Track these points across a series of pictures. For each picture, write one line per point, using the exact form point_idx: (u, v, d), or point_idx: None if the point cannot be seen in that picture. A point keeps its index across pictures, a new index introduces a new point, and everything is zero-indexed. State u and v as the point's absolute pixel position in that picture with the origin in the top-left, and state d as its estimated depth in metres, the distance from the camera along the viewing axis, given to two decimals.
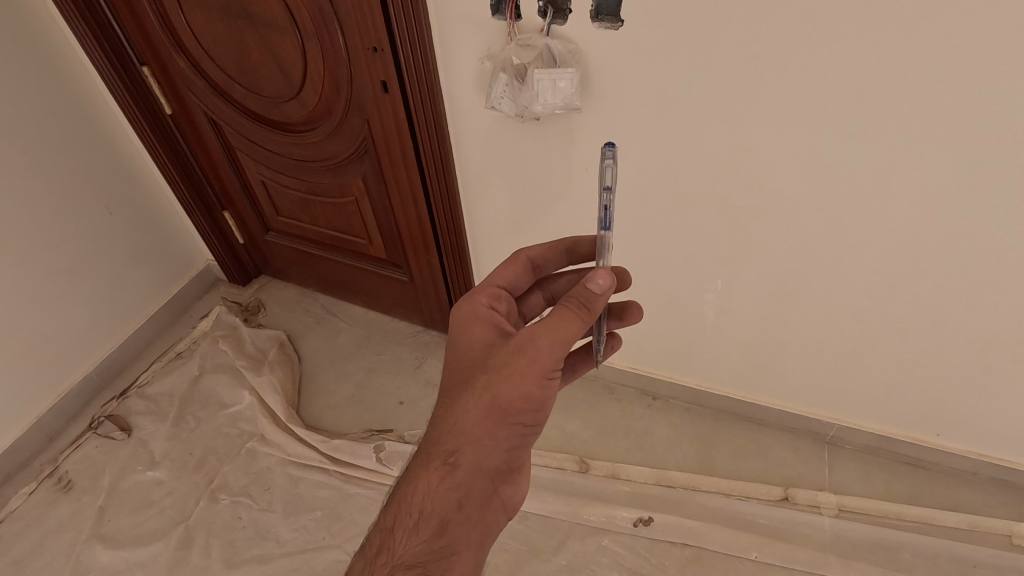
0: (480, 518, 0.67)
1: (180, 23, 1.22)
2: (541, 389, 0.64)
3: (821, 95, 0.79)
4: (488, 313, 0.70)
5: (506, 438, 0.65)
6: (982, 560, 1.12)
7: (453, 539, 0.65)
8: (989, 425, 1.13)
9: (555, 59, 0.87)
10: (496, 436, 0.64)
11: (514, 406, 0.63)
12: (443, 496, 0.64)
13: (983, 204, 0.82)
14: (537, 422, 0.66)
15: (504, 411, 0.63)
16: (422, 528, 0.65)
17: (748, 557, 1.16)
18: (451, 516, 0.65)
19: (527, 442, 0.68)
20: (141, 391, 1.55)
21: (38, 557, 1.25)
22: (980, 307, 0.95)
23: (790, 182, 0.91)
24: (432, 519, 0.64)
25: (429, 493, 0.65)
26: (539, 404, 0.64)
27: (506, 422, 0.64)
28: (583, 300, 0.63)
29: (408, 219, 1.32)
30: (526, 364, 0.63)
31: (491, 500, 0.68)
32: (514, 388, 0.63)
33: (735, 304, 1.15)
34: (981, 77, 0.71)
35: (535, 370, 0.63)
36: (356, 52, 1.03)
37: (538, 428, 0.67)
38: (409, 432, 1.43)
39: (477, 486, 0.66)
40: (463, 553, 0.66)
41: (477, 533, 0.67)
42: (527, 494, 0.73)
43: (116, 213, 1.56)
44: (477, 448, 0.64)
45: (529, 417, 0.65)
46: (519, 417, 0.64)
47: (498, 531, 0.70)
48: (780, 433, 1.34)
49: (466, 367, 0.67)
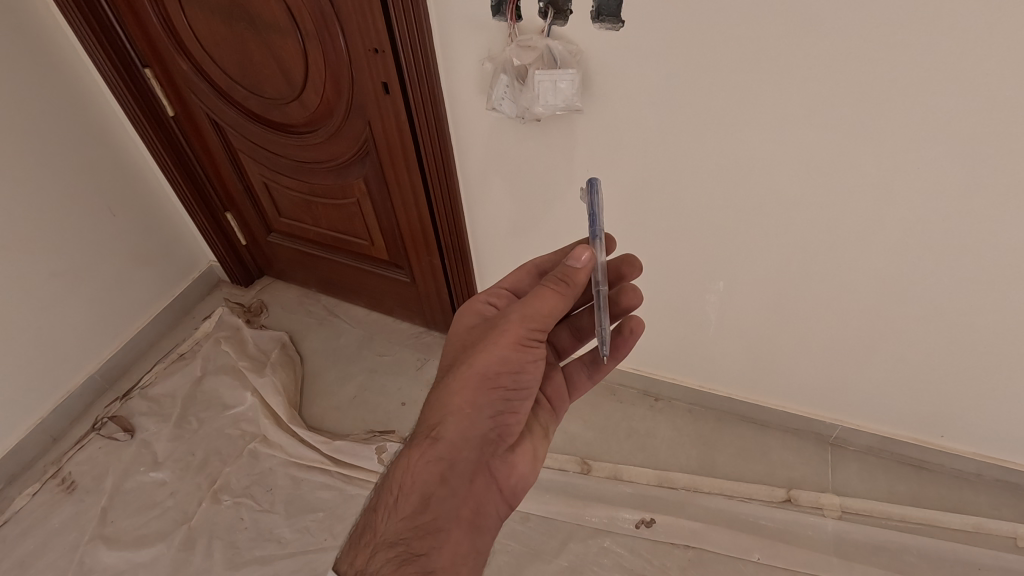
0: (466, 493, 0.68)
1: (182, 25, 1.23)
2: (518, 354, 0.68)
3: (824, 95, 0.79)
4: (481, 310, 0.78)
5: (488, 405, 0.68)
6: (986, 563, 1.11)
7: (437, 514, 0.65)
8: (993, 426, 1.13)
9: (555, 60, 0.86)
10: (478, 404, 0.67)
11: (493, 371, 0.67)
12: (427, 470, 0.65)
13: (987, 204, 0.82)
14: (519, 389, 0.69)
15: (484, 378, 0.67)
16: (404, 504, 0.65)
17: (751, 559, 1.15)
18: (434, 489, 0.65)
19: (510, 413, 0.70)
20: (144, 391, 1.56)
21: (42, 558, 1.26)
22: (984, 308, 0.94)
23: (792, 183, 0.91)
24: (415, 494, 0.65)
25: (412, 469, 0.65)
26: (517, 369, 0.69)
27: (487, 389, 0.67)
28: (561, 275, 0.68)
29: (410, 219, 1.32)
30: (502, 333, 0.68)
31: (478, 475, 0.69)
32: (491, 356, 0.67)
33: (738, 305, 1.15)
34: (985, 76, 0.70)
35: (509, 337, 0.68)
36: (357, 54, 1.03)
37: (521, 398, 0.71)
38: (410, 433, 1.43)
39: (461, 459, 0.67)
40: (449, 530, 0.66)
41: (465, 511, 0.67)
42: (519, 475, 0.73)
43: (120, 214, 1.57)
44: (460, 418, 0.66)
45: (509, 383, 0.68)
46: (497, 382, 0.67)
47: (490, 513, 0.70)
48: (783, 434, 1.34)
49: (452, 349, 0.73)
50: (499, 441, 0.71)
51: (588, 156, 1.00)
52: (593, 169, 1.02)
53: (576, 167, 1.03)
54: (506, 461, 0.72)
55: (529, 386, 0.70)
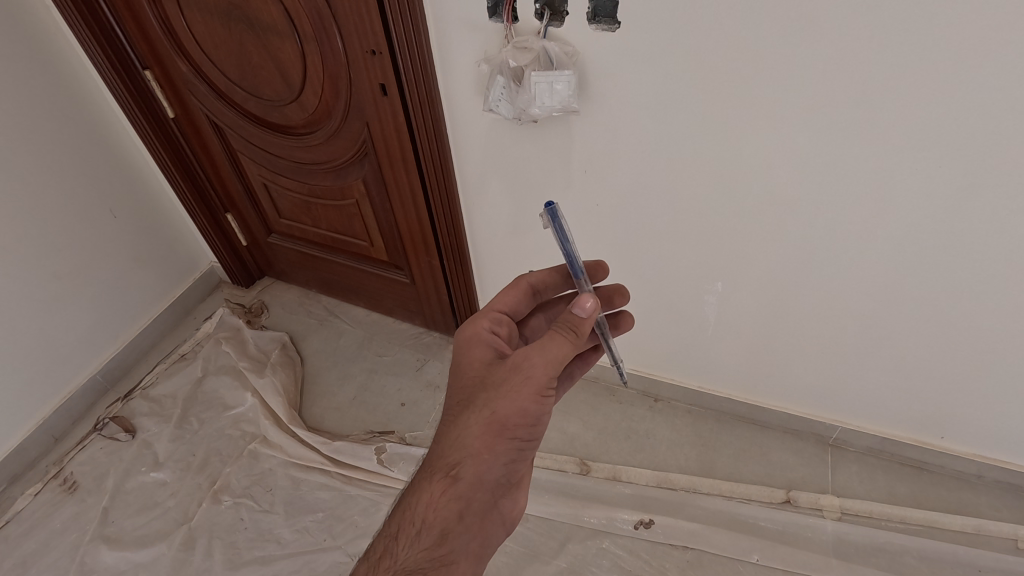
0: (480, 529, 0.68)
1: (182, 28, 1.23)
2: (538, 406, 0.66)
3: (821, 95, 0.79)
4: (486, 339, 0.72)
5: (507, 452, 0.67)
6: (987, 564, 1.11)
7: (454, 549, 0.66)
8: (994, 427, 1.12)
9: (552, 60, 0.86)
10: (497, 451, 0.66)
11: (513, 419, 0.65)
12: (446, 506, 0.66)
13: (986, 205, 0.81)
14: (534, 436, 0.68)
15: (503, 427, 0.65)
16: (425, 536, 0.65)
17: (749, 560, 1.15)
18: (453, 526, 0.66)
19: (525, 456, 0.69)
20: (145, 392, 1.56)
21: (44, 557, 1.26)
22: (983, 309, 0.94)
23: (789, 184, 0.91)
24: (435, 528, 0.65)
25: (432, 504, 0.66)
26: (536, 420, 0.66)
27: (506, 436, 0.66)
28: (572, 324, 0.67)
29: (409, 221, 1.32)
30: (523, 382, 0.65)
31: (492, 512, 0.69)
32: (513, 405, 0.65)
33: (736, 306, 1.14)
34: (982, 76, 0.70)
35: (529, 386, 0.65)
36: (355, 56, 1.03)
37: (537, 440, 0.69)
38: (410, 434, 1.44)
39: (478, 498, 0.67)
40: (463, 564, 0.67)
41: (477, 545, 0.68)
42: (525, 506, 0.75)
43: (121, 216, 1.58)
44: (478, 462, 0.66)
45: (527, 431, 0.66)
46: (516, 431, 0.66)
47: (497, 544, 0.72)
48: (783, 435, 1.34)
49: (468, 385, 0.68)
50: (512, 479, 0.71)
51: (585, 157, 1.00)
52: (590, 171, 1.02)
53: (574, 168, 1.03)
54: (516, 495, 0.73)
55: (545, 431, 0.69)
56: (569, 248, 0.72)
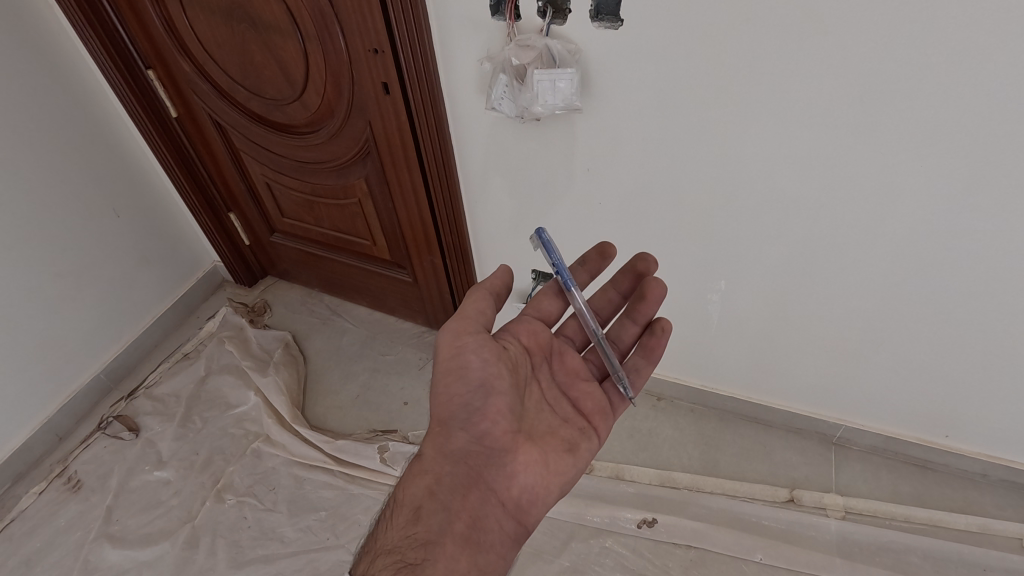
0: (459, 505, 0.70)
1: (184, 28, 1.23)
2: (458, 353, 0.75)
3: (825, 92, 0.78)
4: None
5: (453, 413, 0.74)
6: (992, 564, 1.10)
7: (429, 527, 0.67)
8: (998, 426, 1.12)
9: (554, 59, 0.86)
10: (444, 416, 0.75)
11: (445, 378, 0.75)
12: (418, 484, 0.71)
13: (991, 202, 0.81)
14: (472, 387, 0.74)
15: (440, 390, 0.75)
16: (399, 517, 0.69)
17: (753, 559, 1.14)
18: (423, 502, 0.69)
19: (480, 414, 0.75)
20: (149, 391, 1.57)
21: (48, 556, 1.27)
22: (988, 308, 0.94)
23: (792, 182, 0.90)
24: (408, 508, 0.70)
25: (405, 487, 0.72)
26: (462, 367, 0.75)
27: (447, 398, 0.75)
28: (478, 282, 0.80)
29: (411, 219, 1.32)
30: (441, 343, 0.76)
31: (469, 486, 0.71)
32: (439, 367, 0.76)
33: (740, 305, 1.14)
34: (987, 73, 0.70)
35: (448, 343, 0.75)
36: (357, 54, 1.03)
37: (482, 395, 0.74)
38: (412, 432, 1.44)
39: (447, 472, 0.72)
40: (445, 543, 0.66)
41: (460, 524, 0.69)
42: (524, 486, 0.74)
43: (124, 215, 1.58)
44: (434, 434, 0.74)
45: (461, 384, 0.74)
46: (451, 388, 0.75)
47: (494, 530, 0.71)
48: (786, 434, 1.33)
49: None
50: (484, 449, 0.74)
51: (588, 156, 1.00)
52: (593, 169, 1.02)
53: (577, 166, 1.03)
54: (503, 471, 0.74)
55: (483, 380, 0.75)
56: (560, 269, 0.78)
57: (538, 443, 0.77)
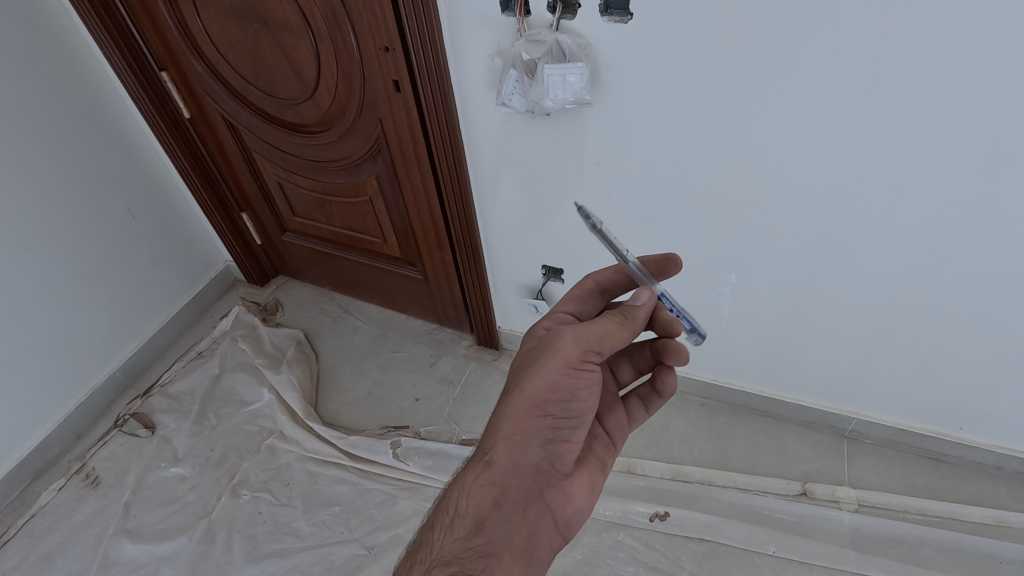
0: (521, 520, 0.69)
1: (197, 29, 1.25)
2: (570, 380, 0.70)
3: (836, 84, 0.79)
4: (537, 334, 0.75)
5: (539, 431, 0.70)
6: (1009, 556, 1.10)
7: (492, 539, 0.66)
8: (1013, 418, 1.11)
9: (565, 54, 0.87)
10: (527, 430, 0.69)
11: (544, 395, 0.69)
12: (480, 493, 0.67)
13: (1003, 191, 0.81)
14: (568, 415, 0.71)
15: (532, 404, 0.69)
16: (459, 525, 0.66)
17: (765, 552, 1.14)
18: (488, 514, 0.67)
19: (563, 435, 0.72)
20: (164, 389, 1.59)
21: (68, 550, 1.29)
22: (1002, 297, 0.93)
23: (803, 173, 0.90)
24: (470, 517, 0.66)
25: (466, 491, 0.68)
26: (568, 395, 0.70)
27: (538, 413, 0.69)
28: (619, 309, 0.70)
29: (422, 217, 1.33)
30: (553, 358, 0.70)
31: (532, 501, 0.70)
32: (542, 380, 0.69)
33: (750, 298, 1.14)
34: (1001, 59, 0.69)
35: (560, 363, 0.69)
36: (368, 53, 1.05)
37: (572, 425, 0.71)
38: (424, 428, 1.45)
39: (513, 485, 0.69)
40: (503, 556, 0.65)
41: (518, 537, 0.68)
42: (576, 509, 0.74)
43: (139, 217, 1.61)
44: (510, 446, 0.69)
45: (558, 410, 0.70)
46: (547, 406, 0.69)
47: (545, 546, 0.71)
48: (798, 427, 1.33)
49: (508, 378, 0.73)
50: (552, 468, 0.72)
51: (597, 151, 1.01)
52: (603, 163, 1.02)
53: (586, 161, 1.04)
54: (562, 491, 0.73)
55: (580, 413, 0.71)
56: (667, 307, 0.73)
57: (588, 465, 0.78)
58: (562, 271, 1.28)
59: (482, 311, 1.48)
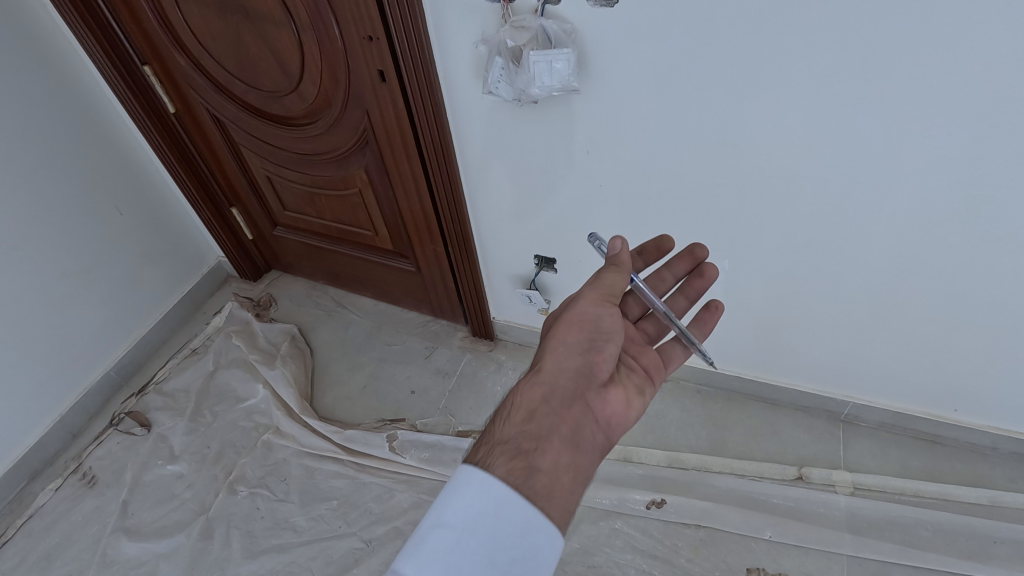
0: (569, 414, 0.69)
1: (179, 22, 1.23)
2: (602, 303, 0.74)
3: (828, 66, 0.77)
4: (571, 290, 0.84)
5: (579, 339, 0.73)
6: (1003, 536, 1.10)
7: (543, 426, 0.67)
8: (1008, 399, 1.11)
9: (550, 39, 0.85)
10: (567, 339, 0.73)
11: (584, 317, 0.74)
12: (531, 392, 0.69)
13: (996, 171, 0.80)
14: (604, 329, 0.74)
15: (573, 318, 0.74)
16: (511, 417, 0.68)
17: (762, 537, 1.15)
18: (538, 406, 0.68)
19: (605, 344, 0.74)
20: (159, 387, 1.58)
21: (67, 549, 1.29)
22: (995, 278, 0.93)
23: (795, 157, 0.89)
24: (521, 409, 0.68)
25: (518, 392, 0.70)
26: (602, 316, 0.74)
27: (576, 323, 0.74)
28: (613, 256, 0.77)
29: (412, 208, 1.31)
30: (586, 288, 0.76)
31: (578, 400, 0.70)
32: (575, 303, 0.75)
33: (743, 285, 1.14)
34: (994, 34, 0.68)
35: (594, 289, 0.75)
36: (351, 42, 1.03)
37: (610, 337, 0.74)
38: (420, 421, 1.44)
39: (561, 383, 0.70)
40: (552, 442, 0.66)
41: (566, 431, 0.68)
42: (619, 419, 0.74)
43: (127, 213, 1.59)
44: (554, 351, 0.72)
45: (593, 324, 0.74)
46: (583, 321, 0.74)
47: (591, 447, 0.69)
48: (794, 412, 1.33)
49: (549, 319, 0.81)
50: (595, 376, 0.73)
51: (587, 139, 1.00)
52: (593, 151, 1.01)
53: (576, 149, 1.02)
54: (605, 399, 0.73)
55: (616, 326, 0.74)
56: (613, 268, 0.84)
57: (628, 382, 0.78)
58: (554, 260, 1.27)
59: (477, 301, 1.47)
